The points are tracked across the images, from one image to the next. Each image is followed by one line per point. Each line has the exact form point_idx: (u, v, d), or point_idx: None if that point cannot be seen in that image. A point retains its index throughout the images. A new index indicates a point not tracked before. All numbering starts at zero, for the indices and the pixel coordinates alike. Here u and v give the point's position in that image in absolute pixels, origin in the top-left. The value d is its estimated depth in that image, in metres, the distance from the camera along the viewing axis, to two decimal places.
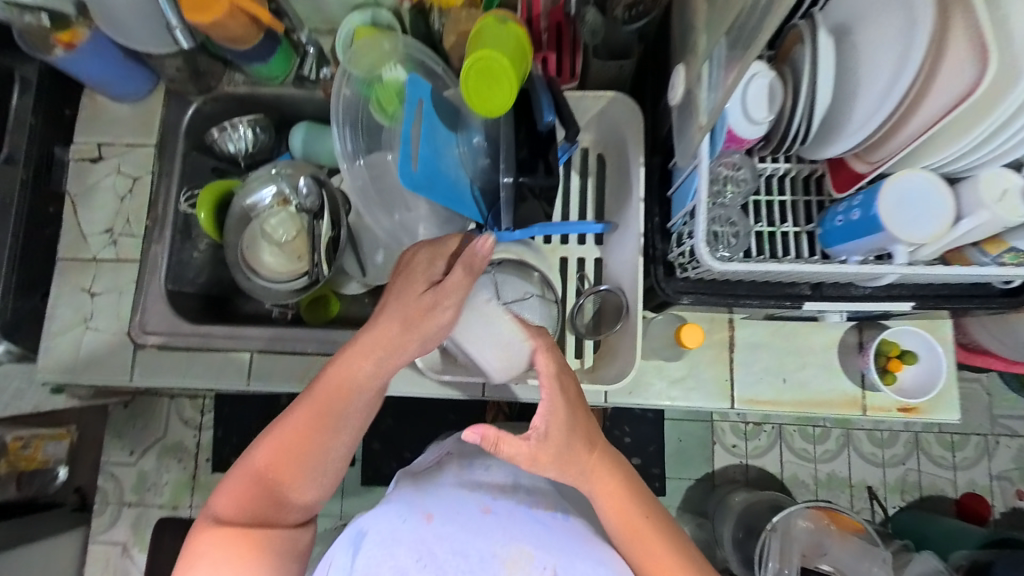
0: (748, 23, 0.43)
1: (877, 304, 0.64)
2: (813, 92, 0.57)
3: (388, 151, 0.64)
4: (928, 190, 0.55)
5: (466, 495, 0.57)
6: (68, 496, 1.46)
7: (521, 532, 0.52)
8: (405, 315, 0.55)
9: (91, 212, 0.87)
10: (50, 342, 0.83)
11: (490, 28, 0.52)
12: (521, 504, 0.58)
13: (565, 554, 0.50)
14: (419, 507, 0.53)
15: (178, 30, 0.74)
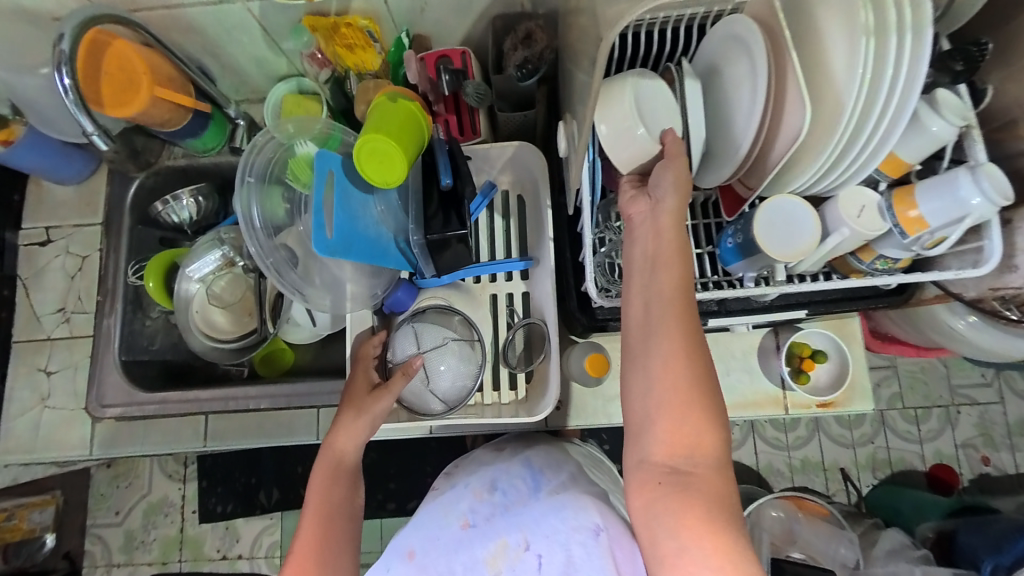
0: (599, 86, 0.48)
1: (776, 313, 0.70)
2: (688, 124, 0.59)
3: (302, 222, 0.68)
4: (795, 211, 0.61)
5: (443, 513, 0.59)
6: (57, 563, 1.48)
7: (497, 529, 0.54)
8: (353, 404, 0.67)
9: (43, 294, 0.91)
10: (10, 424, 0.86)
11: (380, 108, 0.58)
12: (499, 506, 0.58)
13: (531, 524, 0.53)
14: (400, 546, 0.57)
15: (95, 135, 0.67)
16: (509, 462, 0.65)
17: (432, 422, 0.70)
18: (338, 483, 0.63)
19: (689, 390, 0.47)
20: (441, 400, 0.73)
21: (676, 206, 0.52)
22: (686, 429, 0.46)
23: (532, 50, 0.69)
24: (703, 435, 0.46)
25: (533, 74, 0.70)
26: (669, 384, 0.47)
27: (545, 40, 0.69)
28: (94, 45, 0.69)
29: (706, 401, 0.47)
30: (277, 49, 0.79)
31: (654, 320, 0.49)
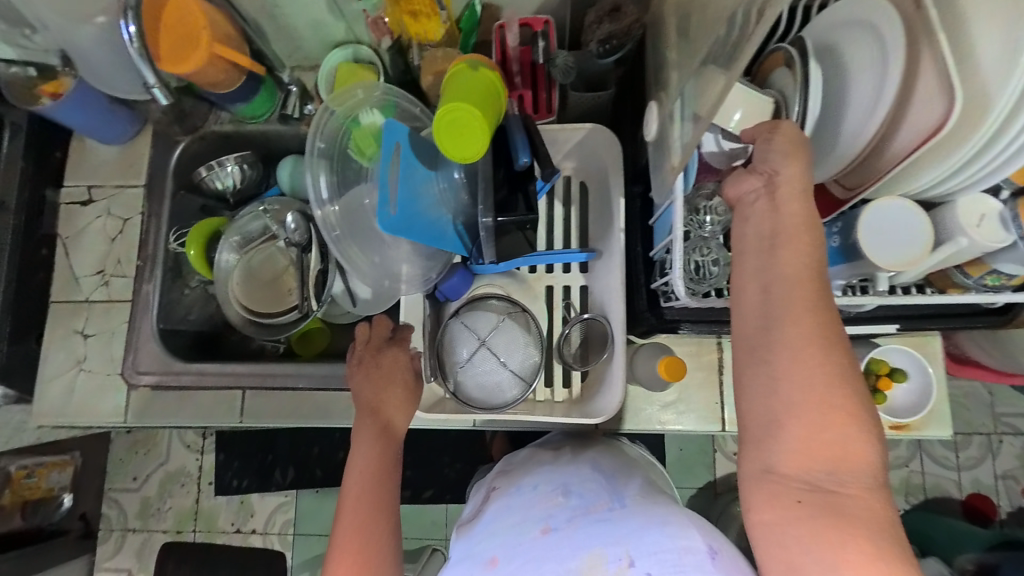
0: (724, 59, 0.43)
1: (862, 326, 0.65)
2: (804, 111, 0.55)
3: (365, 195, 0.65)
4: (903, 215, 0.55)
5: (519, 521, 0.55)
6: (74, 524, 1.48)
7: (587, 538, 0.50)
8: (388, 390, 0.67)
9: (82, 255, 0.89)
10: (44, 385, 0.84)
11: (461, 75, 0.53)
12: (578, 510, 0.54)
13: (632, 537, 0.48)
14: (481, 553, 0.54)
15: (156, 87, 0.67)
16: (578, 466, 0.61)
17: (479, 416, 0.66)
18: (376, 478, 0.62)
19: (830, 398, 0.43)
20: (517, 383, 0.70)
21: (798, 179, 0.47)
22: (827, 440, 0.43)
23: (619, 24, 0.63)
24: (848, 445, 0.43)
25: (616, 52, 0.65)
26: (802, 388, 0.43)
27: (634, 14, 0.63)
28: None
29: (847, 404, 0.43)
30: (338, 13, 0.75)
31: (779, 319, 0.45)
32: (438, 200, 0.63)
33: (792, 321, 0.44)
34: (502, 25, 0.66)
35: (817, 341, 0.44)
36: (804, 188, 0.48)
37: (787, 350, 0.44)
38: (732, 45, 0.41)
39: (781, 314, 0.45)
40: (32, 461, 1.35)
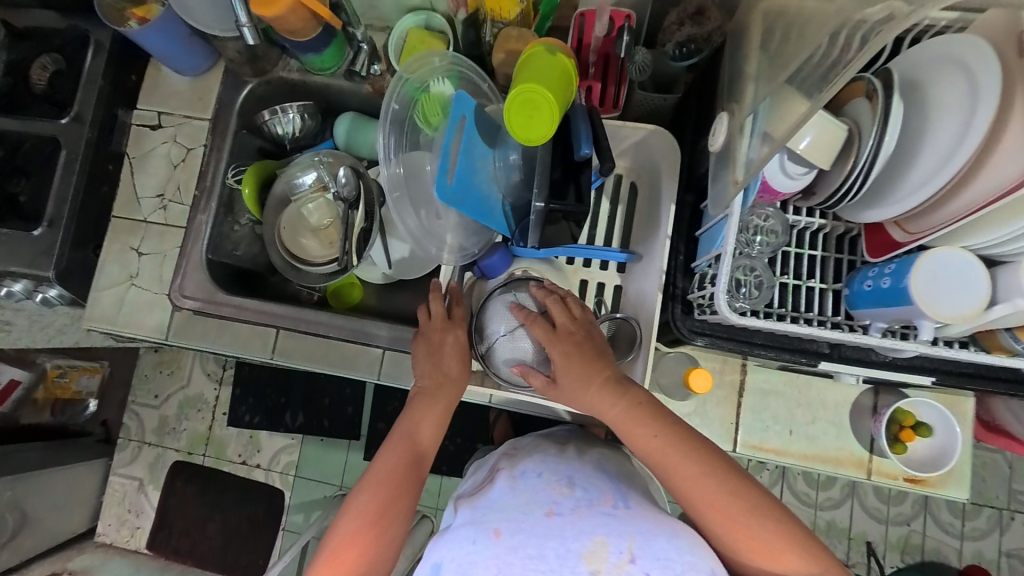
0: (812, 75, 0.42)
1: (897, 374, 0.63)
2: (879, 144, 0.52)
3: (424, 160, 0.67)
4: (960, 266, 0.53)
5: (526, 502, 0.56)
6: (95, 428, 1.62)
7: (592, 526, 0.51)
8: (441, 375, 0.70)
9: (146, 177, 0.94)
10: (97, 293, 0.90)
11: (537, 57, 0.55)
12: (582, 501, 0.56)
13: (638, 536, 0.49)
14: (486, 525, 0.54)
15: (246, 27, 0.72)
16: (583, 462, 0.63)
17: (496, 392, 0.68)
18: (411, 465, 0.65)
19: (721, 496, 0.53)
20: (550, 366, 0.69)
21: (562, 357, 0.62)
22: (753, 535, 0.51)
23: (701, 28, 0.62)
24: (782, 548, 0.51)
25: (692, 56, 0.64)
26: (706, 502, 0.53)
27: (718, 20, 0.61)
28: None
29: (742, 497, 0.53)
30: None
31: (658, 457, 0.56)
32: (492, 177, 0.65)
33: (672, 476, 0.55)
34: (586, 13, 0.67)
35: (698, 479, 0.54)
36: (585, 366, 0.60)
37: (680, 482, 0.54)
38: (825, 67, 0.40)
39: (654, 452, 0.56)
40: (66, 362, 1.52)
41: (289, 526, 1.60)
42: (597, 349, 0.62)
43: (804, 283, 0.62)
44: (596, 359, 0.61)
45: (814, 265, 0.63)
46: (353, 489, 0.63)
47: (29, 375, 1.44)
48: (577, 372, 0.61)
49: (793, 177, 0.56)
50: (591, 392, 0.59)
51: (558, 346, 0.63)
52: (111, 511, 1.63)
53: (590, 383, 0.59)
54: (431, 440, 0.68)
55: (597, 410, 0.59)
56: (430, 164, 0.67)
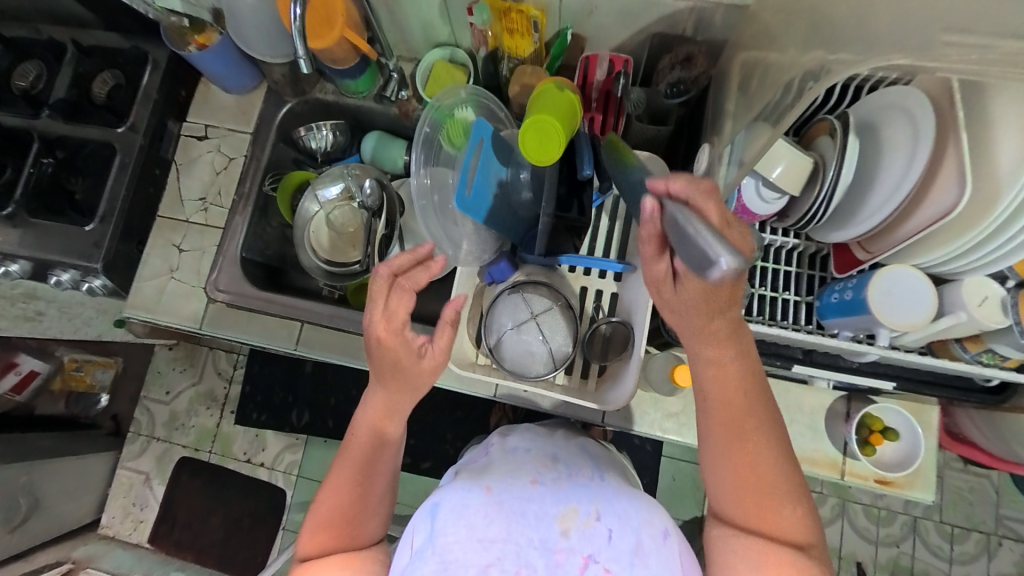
0: (776, 109, 0.50)
1: (863, 378, 0.70)
2: (837, 177, 0.61)
3: (450, 173, 0.75)
4: (912, 282, 0.61)
5: (514, 469, 0.64)
6: (105, 421, 1.65)
7: (568, 494, 0.60)
8: (395, 362, 0.61)
9: (190, 182, 1.04)
10: (139, 284, 0.99)
11: (549, 93, 0.64)
12: (564, 475, 0.64)
13: (604, 500, 0.60)
14: (479, 481, 0.60)
15: (303, 58, 0.67)
16: (568, 445, 0.74)
17: (502, 381, 0.76)
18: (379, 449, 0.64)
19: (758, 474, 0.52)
20: (552, 360, 0.77)
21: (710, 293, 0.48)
22: (771, 509, 0.52)
23: (689, 72, 0.72)
24: (788, 524, 0.52)
25: (682, 94, 0.73)
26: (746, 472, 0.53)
27: (704, 66, 0.72)
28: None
29: (779, 478, 0.52)
30: (446, 17, 0.83)
31: (723, 420, 0.53)
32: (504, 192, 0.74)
33: (738, 448, 0.53)
34: (591, 56, 0.75)
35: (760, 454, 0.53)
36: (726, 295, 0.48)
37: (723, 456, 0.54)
38: (783, 104, 0.48)
39: (729, 413, 0.53)
40: (83, 355, 1.52)
41: (289, 525, 1.64)
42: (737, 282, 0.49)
43: (779, 294, 0.70)
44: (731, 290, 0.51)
45: (788, 279, 0.72)
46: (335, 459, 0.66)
47: (48, 366, 1.43)
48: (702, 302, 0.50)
49: (768, 202, 0.65)
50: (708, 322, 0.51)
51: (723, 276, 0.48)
52: (116, 503, 1.68)
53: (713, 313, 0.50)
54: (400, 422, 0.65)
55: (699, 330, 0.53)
56: (453, 177, 0.75)
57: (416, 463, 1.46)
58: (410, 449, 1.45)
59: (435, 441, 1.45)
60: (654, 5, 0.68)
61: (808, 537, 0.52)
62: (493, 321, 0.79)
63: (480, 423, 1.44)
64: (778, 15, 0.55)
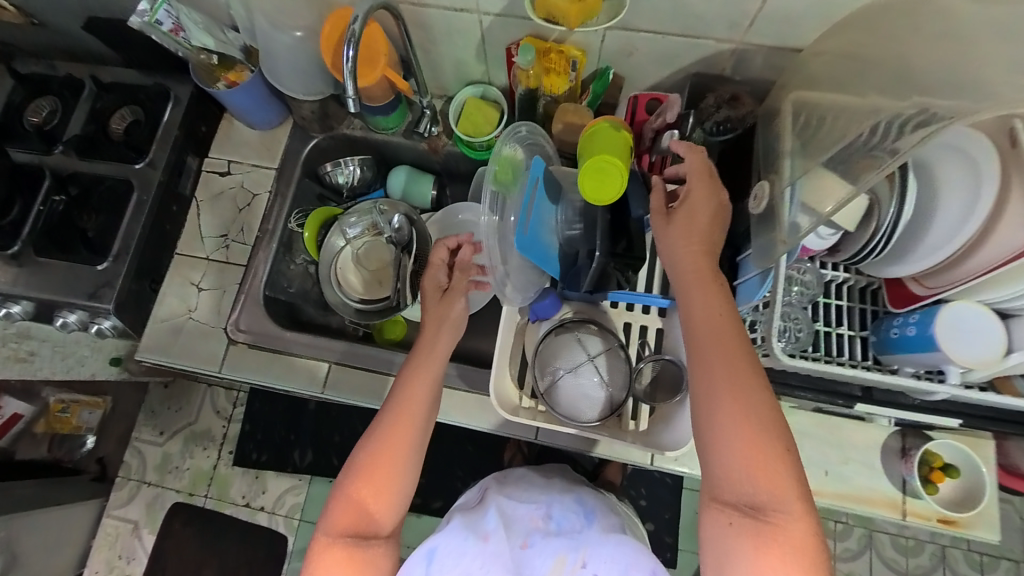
0: (859, 152, 0.50)
1: (925, 415, 0.68)
2: (898, 214, 0.61)
3: (509, 216, 0.68)
4: (978, 318, 0.60)
5: (511, 517, 0.68)
6: (90, 465, 1.53)
7: (556, 546, 0.64)
8: (437, 316, 0.73)
9: (210, 219, 1.01)
10: (153, 325, 0.94)
11: (604, 132, 0.64)
12: (556, 525, 0.68)
13: (591, 546, 0.64)
14: (477, 527, 0.66)
15: (351, 98, 0.66)
16: (563, 495, 0.74)
17: (551, 425, 0.72)
18: (412, 426, 0.65)
19: (750, 412, 0.51)
20: (602, 402, 0.74)
21: (693, 219, 0.61)
22: (763, 457, 0.50)
23: (735, 111, 0.71)
24: (778, 472, 0.50)
25: (728, 133, 0.71)
26: (735, 406, 0.52)
27: (750, 105, 0.72)
28: (372, 33, 0.77)
29: (775, 424, 0.51)
30: (482, 57, 0.83)
31: (714, 352, 0.54)
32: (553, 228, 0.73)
33: (726, 389, 0.52)
34: (636, 95, 0.75)
35: (749, 404, 0.52)
36: (704, 218, 0.61)
37: (720, 391, 0.53)
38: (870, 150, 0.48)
39: (718, 345, 0.54)
40: (70, 396, 1.41)
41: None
42: (713, 222, 0.61)
43: (835, 329, 0.68)
44: (709, 229, 0.61)
45: (842, 314, 0.70)
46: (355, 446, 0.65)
47: (32, 408, 1.33)
48: (684, 227, 0.61)
49: (824, 240, 0.64)
50: (690, 252, 0.60)
51: (700, 207, 0.61)
52: (100, 556, 1.55)
53: (693, 242, 0.60)
54: (430, 395, 0.68)
55: (682, 270, 0.60)
56: (515, 220, 0.68)
57: (427, 503, 1.38)
58: (420, 488, 1.38)
59: (448, 480, 1.38)
60: (698, 46, 0.70)
61: (798, 496, 0.49)
62: (539, 361, 0.77)
63: (495, 460, 1.38)
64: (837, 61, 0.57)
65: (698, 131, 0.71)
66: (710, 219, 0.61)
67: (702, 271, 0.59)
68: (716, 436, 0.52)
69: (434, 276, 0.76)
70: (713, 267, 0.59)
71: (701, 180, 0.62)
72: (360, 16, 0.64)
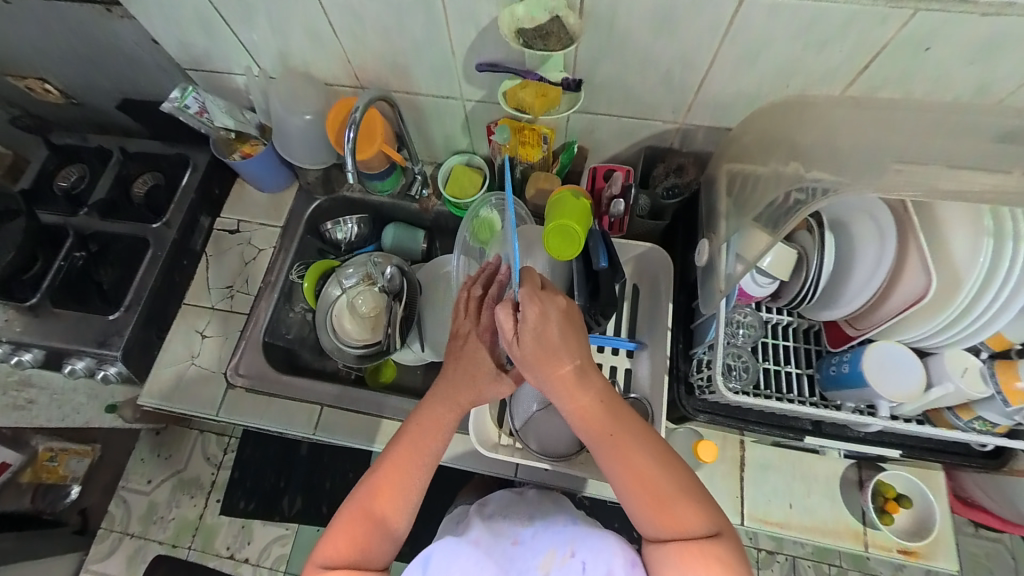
0: (773, 212, 0.60)
1: (872, 447, 0.74)
2: (821, 265, 0.70)
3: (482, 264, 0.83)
4: (901, 356, 0.68)
5: (498, 531, 0.69)
6: (71, 517, 1.48)
7: (546, 542, 0.65)
8: (467, 353, 0.70)
9: (218, 272, 1.09)
10: (157, 372, 1.00)
11: (566, 198, 0.75)
12: (542, 527, 0.69)
13: (579, 538, 0.63)
14: (469, 536, 0.68)
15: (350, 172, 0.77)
16: (546, 507, 0.76)
17: (530, 462, 0.76)
18: (423, 458, 0.67)
19: (649, 479, 0.59)
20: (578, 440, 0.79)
21: (551, 329, 0.60)
22: (673, 511, 0.57)
23: (681, 179, 0.84)
24: (687, 513, 0.57)
25: (677, 196, 0.84)
26: (634, 481, 0.59)
27: (694, 175, 0.84)
28: (375, 119, 0.90)
29: (673, 482, 0.58)
30: (467, 132, 0.96)
31: (604, 448, 0.61)
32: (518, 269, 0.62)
33: (626, 470, 0.59)
34: (596, 167, 0.87)
35: (646, 475, 0.59)
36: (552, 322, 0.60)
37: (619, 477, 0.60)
38: (778, 215, 0.58)
39: (606, 441, 0.61)
40: (60, 445, 1.37)
41: None
42: (571, 323, 0.62)
43: (782, 368, 0.76)
44: (571, 330, 0.62)
45: (788, 353, 0.78)
46: (365, 474, 0.67)
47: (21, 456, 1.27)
48: (548, 339, 0.60)
49: (762, 288, 0.73)
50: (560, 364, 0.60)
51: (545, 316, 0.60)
52: None
53: (560, 357, 0.60)
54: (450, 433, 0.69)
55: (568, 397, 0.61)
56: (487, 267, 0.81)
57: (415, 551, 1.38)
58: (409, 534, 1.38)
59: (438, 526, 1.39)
60: (647, 125, 0.83)
61: (710, 526, 0.56)
62: (516, 403, 0.82)
63: None
64: (756, 143, 0.69)
65: (646, 196, 0.85)
66: (562, 326, 0.61)
67: (583, 375, 0.62)
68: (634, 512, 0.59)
69: (466, 314, 0.71)
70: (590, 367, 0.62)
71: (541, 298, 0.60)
72: (361, 106, 0.76)
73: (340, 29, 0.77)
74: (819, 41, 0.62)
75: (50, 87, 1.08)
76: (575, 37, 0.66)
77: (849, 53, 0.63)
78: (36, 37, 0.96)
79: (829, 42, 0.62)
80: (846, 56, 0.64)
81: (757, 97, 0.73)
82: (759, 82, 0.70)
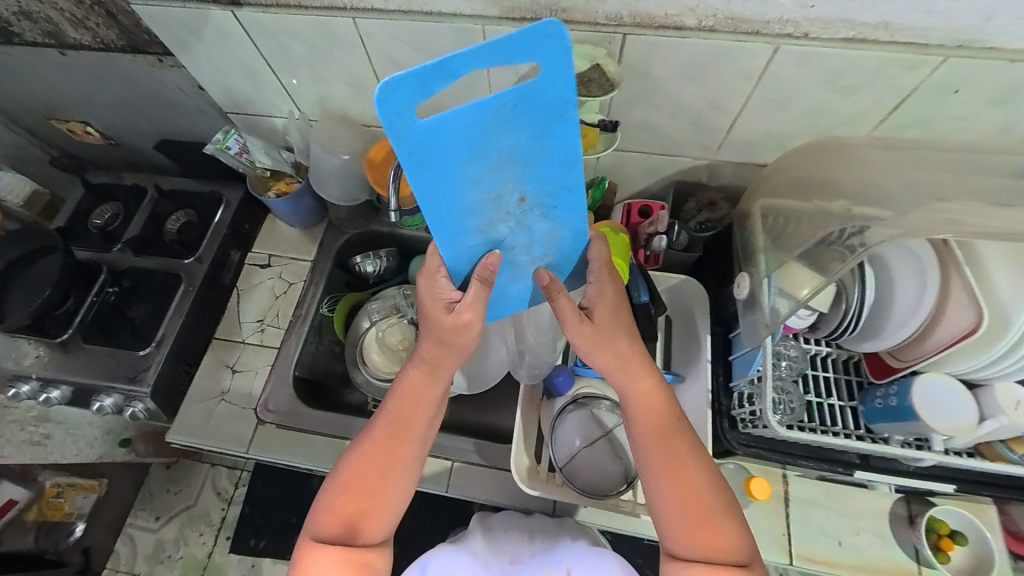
0: (818, 248, 0.61)
1: (923, 482, 0.72)
2: (862, 298, 0.70)
3: None
4: (949, 389, 0.67)
5: (497, 545, 0.80)
6: (74, 557, 1.42)
7: (543, 562, 0.76)
8: (440, 336, 0.66)
9: (248, 306, 1.10)
10: (185, 408, 0.99)
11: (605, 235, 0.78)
12: (539, 546, 0.79)
13: (573, 557, 0.74)
14: (466, 546, 0.80)
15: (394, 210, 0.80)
16: (544, 519, 0.83)
17: (572, 501, 0.74)
18: (400, 444, 0.67)
19: (690, 493, 0.62)
20: (621, 476, 0.79)
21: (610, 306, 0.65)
22: (707, 525, 0.61)
23: (713, 213, 0.87)
24: (717, 532, 0.61)
25: (710, 230, 0.87)
26: (675, 491, 0.62)
27: (726, 209, 0.87)
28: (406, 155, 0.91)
29: (710, 498, 0.62)
30: None
31: (655, 450, 0.64)
32: (483, 171, 0.52)
33: (670, 476, 0.63)
34: (629, 203, 0.89)
35: (689, 486, 0.62)
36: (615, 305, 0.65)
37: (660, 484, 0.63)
38: (826, 252, 0.59)
39: (657, 445, 0.64)
40: (67, 480, 1.34)
41: None
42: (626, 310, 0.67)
43: (825, 400, 0.75)
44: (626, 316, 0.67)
45: (829, 385, 0.78)
46: (342, 455, 0.69)
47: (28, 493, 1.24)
48: (609, 319, 0.65)
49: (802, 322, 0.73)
50: (619, 345, 0.66)
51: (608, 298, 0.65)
52: None
53: (620, 338, 0.65)
54: (424, 417, 0.69)
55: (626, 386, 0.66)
56: None
57: None
58: None
59: None
60: (677, 162, 0.85)
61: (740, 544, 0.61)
62: (554, 439, 0.81)
63: None
64: (792, 181, 0.70)
65: (684, 232, 0.86)
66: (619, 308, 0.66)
67: (638, 368, 0.66)
68: (668, 519, 0.62)
69: (435, 294, 0.65)
70: (646, 362, 0.67)
71: (607, 279, 0.65)
72: None
73: (383, 77, 0.80)
74: (851, 85, 0.65)
75: (91, 130, 1.13)
76: (615, 82, 0.67)
77: (879, 97, 0.66)
78: (84, 83, 1.00)
79: (861, 87, 0.65)
80: (877, 100, 0.66)
81: (788, 137, 0.75)
82: (791, 123, 0.72)
